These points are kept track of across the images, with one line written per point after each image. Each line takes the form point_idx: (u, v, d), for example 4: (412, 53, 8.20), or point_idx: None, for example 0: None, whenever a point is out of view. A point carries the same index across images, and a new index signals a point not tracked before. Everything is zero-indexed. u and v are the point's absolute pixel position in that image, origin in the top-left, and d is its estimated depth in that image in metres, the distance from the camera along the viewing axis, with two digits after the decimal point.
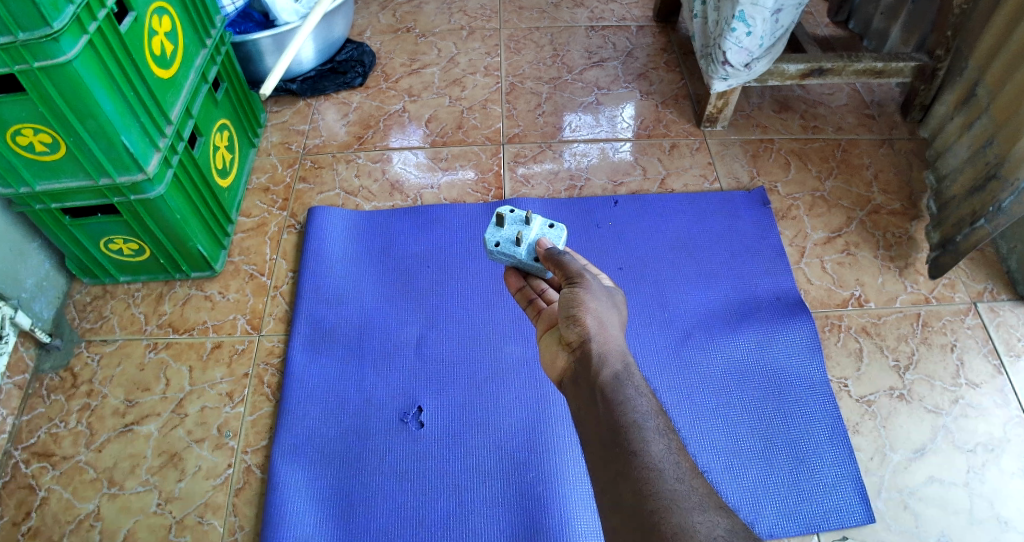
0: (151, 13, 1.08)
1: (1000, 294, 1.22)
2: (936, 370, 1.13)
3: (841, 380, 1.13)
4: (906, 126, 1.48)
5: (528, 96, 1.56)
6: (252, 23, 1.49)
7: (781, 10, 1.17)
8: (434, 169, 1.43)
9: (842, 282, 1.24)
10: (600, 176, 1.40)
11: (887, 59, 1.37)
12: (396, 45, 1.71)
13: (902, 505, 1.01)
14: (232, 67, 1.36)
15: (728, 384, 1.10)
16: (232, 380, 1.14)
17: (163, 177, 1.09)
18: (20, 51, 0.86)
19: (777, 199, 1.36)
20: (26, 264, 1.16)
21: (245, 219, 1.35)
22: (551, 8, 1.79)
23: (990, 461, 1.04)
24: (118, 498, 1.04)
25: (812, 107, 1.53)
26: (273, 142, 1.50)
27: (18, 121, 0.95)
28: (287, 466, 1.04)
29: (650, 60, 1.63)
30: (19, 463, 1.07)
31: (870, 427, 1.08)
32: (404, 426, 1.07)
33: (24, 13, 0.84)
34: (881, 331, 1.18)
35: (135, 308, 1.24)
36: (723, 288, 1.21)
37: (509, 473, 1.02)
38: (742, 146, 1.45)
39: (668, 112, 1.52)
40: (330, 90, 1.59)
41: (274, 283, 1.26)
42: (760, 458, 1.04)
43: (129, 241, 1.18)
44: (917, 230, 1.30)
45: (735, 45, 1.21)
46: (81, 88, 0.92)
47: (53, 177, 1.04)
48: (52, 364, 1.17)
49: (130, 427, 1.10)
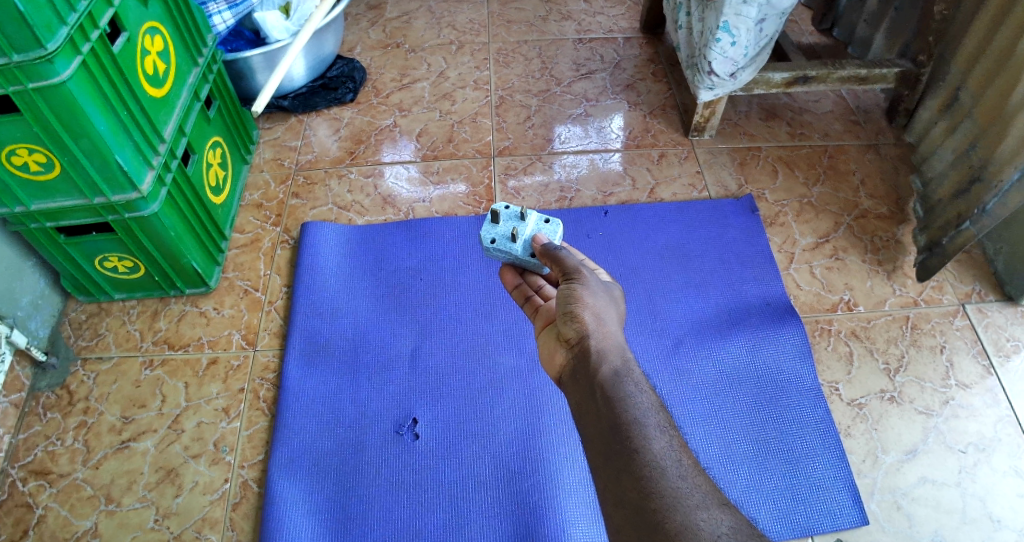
0: (143, 32, 1.10)
1: (988, 295, 1.23)
2: (925, 372, 1.14)
3: (832, 383, 1.14)
4: (892, 131, 1.50)
5: (517, 109, 1.58)
6: (243, 41, 1.51)
7: (765, 20, 1.19)
8: (426, 183, 1.44)
9: (831, 287, 1.25)
10: (589, 187, 1.42)
11: (870, 65, 1.40)
12: (387, 60, 1.73)
13: (894, 506, 1.02)
14: (224, 84, 1.38)
15: (720, 391, 1.11)
16: (227, 395, 1.15)
17: (158, 195, 1.11)
18: (14, 72, 0.88)
19: (765, 206, 1.38)
20: (21, 282, 1.17)
21: (239, 235, 1.36)
22: (539, 22, 1.81)
23: (981, 460, 1.05)
24: (115, 515, 1.04)
25: (798, 114, 1.55)
26: (265, 159, 1.51)
27: (13, 142, 0.96)
28: (284, 480, 1.04)
29: (638, 72, 1.65)
30: (17, 481, 1.07)
31: (862, 429, 1.09)
32: (400, 438, 1.08)
33: (19, 35, 0.85)
34: (871, 334, 1.19)
35: (131, 325, 1.24)
36: (713, 295, 1.23)
37: (506, 483, 1.03)
38: (730, 154, 1.47)
39: (657, 122, 1.54)
40: (321, 106, 1.61)
41: (269, 298, 1.27)
42: (754, 463, 1.05)
43: (124, 259, 1.19)
44: (904, 234, 1.32)
45: (720, 55, 1.24)
46: (75, 108, 0.94)
47: (48, 197, 1.05)
48: (48, 382, 1.17)
49: (127, 443, 1.11)
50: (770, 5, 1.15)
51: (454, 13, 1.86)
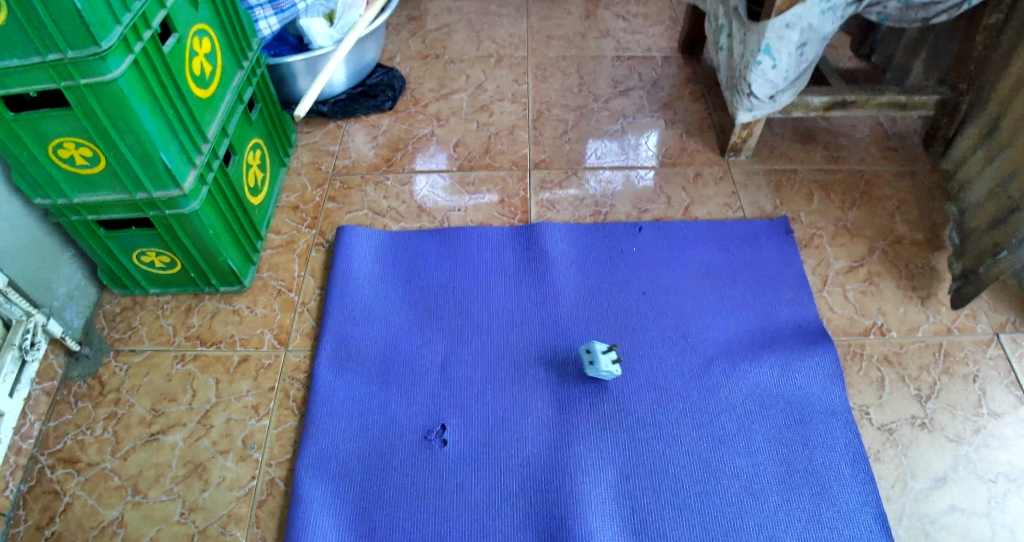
0: (192, 34, 1.13)
1: (1023, 325, 1.21)
2: (958, 399, 1.12)
3: (863, 407, 1.12)
4: (929, 158, 1.49)
5: (554, 123, 1.60)
6: (286, 46, 1.54)
7: (806, 45, 1.19)
8: (461, 193, 1.45)
9: (865, 311, 1.24)
10: (624, 203, 1.42)
11: (911, 92, 1.39)
12: (426, 71, 1.76)
13: (922, 533, 0.99)
14: (266, 89, 1.40)
15: (751, 413, 1.10)
16: (258, 393, 1.16)
17: (198, 193, 1.12)
18: (68, 67, 0.90)
19: (800, 228, 1.37)
20: (59, 272, 1.19)
21: (274, 235, 1.38)
22: (578, 38, 1.83)
23: (1011, 490, 1.02)
24: (141, 507, 1.04)
25: (834, 138, 1.55)
26: (303, 163, 1.53)
27: (61, 135, 0.99)
28: (310, 480, 1.04)
29: (675, 91, 1.66)
30: (45, 468, 1.08)
31: (892, 454, 1.07)
32: (427, 444, 1.07)
33: (73, 31, 0.87)
34: (904, 359, 1.17)
35: (165, 320, 1.26)
36: (746, 316, 1.22)
37: (532, 495, 1.02)
38: (765, 176, 1.46)
39: (693, 142, 1.54)
40: (360, 113, 1.63)
41: (302, 299, 1.28)
42: (783, 486, 1.02)
43: (161, 254, 1.21)
44: (939, 261, 1.31)
45: (760, 78, 1.24)
46: (124, 105, 0.96)
47: (90, 191, 1.08)
48: (81, 372, 1.18)
49: (156, 436, 1.11)
50: (813, 29, 1.16)
51: (494, 27, 1.88)
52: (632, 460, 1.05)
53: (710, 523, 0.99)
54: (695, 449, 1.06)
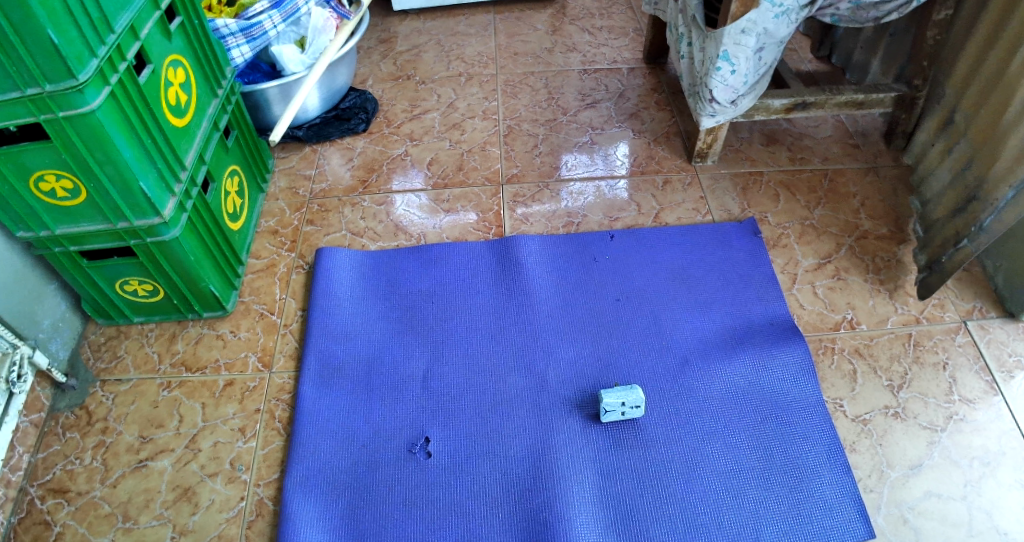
0: (167, 65, 1.15)
1: (989, 312, 1.26)
2: (929, 388, 1.16)
3: (836, 400, 1.15)
4: (890, 154, 1.54)
5: (525, 138, 1.63)
6: (259, 73, 1.57)
7: (763, 48, 1.24)
8: (436, 211, 1.48)
9: (834, 306, 1.28)
10: (596, 213, 1.45)
11: (868, 90, 1.44)
12: (398, 92, 1.79)
13: (901, 520, 1.02)
14: (242, 116, 1.43)
15: (727, 409, 1.13)
16: (244, 415, 1.17)
17: (178, 221, 1.14)
18: (46, 101, 0.92)
19: (768, 228, 1.41)
20: (42, 304, 1.21)
21: (255, 260, 1.40)
22: (545, 54, 1.88)
23: (986, 474, 1.06)
24: (133, 532, 1.06)
25: (798, 139, 1.60)
26: (281, 188, 1.56)
27: (42, 168, 1.01)
28: (299, 498, 1.06)
29: (641, 101, 1.71)
30: (35, 500, 1.09)
31: (867, 445, 1.10)
32: (412, 456, 1.10)
33: (50, 66, 0.90)
34: (874, 351, 1.21)
35: (149, 347, 1.27)
36: (719, 315, 1.25)
37: (517, 501, 1.04)
38: (732, 180, 1.51)
39: (660, 149, 1.59)
40: (335, 135, 1.66)
41: (285, 321, 1.30)
42: (760, 479, 1.05)
43: (144, 282, 1.22)
44: (905, 253, 1.35)
45: (720, 83, 1.28)
46: (102, 136, 0.98)
47: (72, 222, 1.10)
48: (67, 402, 1.20)
49: (144, 462, 1.13)
50: (768, 34, 1.20)
51: (463, 46, 1.93)
52: (612, 461, 1.08)
53: (689, 518, 1.02)
54: (674, 447, 1.09)
